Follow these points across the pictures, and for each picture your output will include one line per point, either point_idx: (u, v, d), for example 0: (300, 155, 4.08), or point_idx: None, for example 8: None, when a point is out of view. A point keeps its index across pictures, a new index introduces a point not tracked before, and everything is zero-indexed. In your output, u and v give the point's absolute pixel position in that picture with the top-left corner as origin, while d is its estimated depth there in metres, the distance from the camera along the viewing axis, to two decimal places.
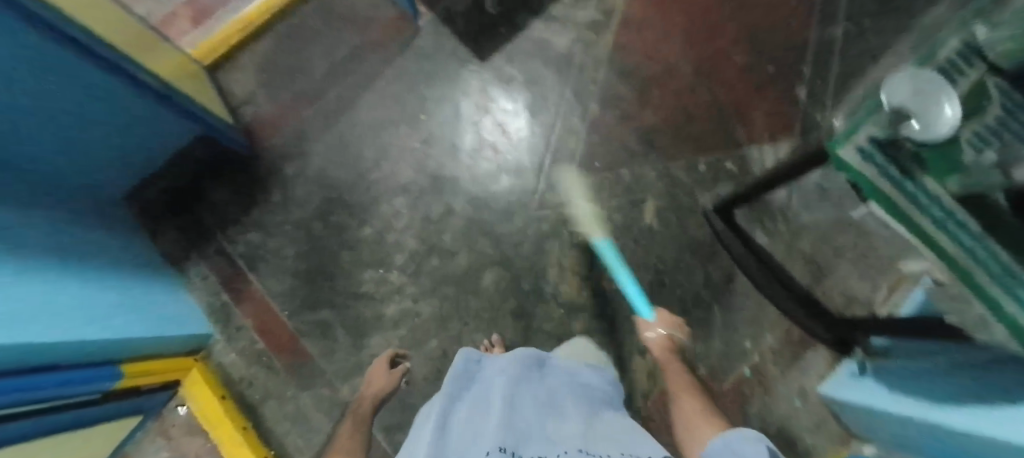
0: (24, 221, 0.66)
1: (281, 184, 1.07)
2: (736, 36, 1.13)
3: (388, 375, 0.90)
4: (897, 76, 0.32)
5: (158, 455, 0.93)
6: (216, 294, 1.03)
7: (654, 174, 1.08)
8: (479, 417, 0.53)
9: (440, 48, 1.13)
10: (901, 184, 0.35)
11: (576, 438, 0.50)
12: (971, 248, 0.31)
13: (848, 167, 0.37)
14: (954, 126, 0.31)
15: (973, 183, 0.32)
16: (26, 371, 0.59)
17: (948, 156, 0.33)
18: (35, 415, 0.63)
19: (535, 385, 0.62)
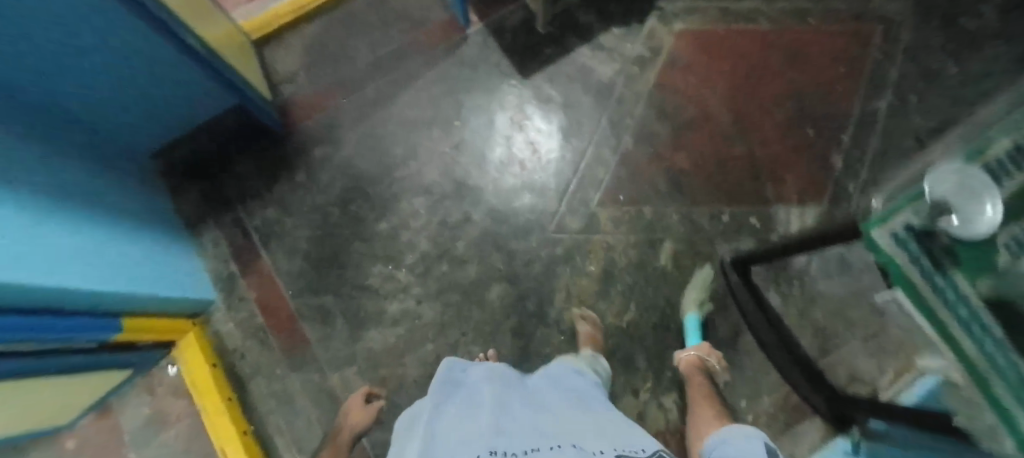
0: (37, 156, 0.66)
1: (308, 165, 1.09)
2: (780, 94, 1.12)
3: (362, 415, 0.88)
4: (943, 169, 0.31)
5: (139, 411, 0.94)
6: (226, 262, 1.04)
7: (677, 216, 1.06)
8: (466, 418, 0.52)
9: (485, 57, 1.14)
10: (930, 276, 0.34)
11: (570, 433, 0.48)
12: (990, 354, 0.29)
13: (882, 251, 0.38)
14: (994, 227, 0.29)
15: (1001, 286, 0.30)
16: (27, 312, 0.59)
17: (981, 255, 0.31)
18: (22, 356, 0.63)
19: (520, 392, 0.63)
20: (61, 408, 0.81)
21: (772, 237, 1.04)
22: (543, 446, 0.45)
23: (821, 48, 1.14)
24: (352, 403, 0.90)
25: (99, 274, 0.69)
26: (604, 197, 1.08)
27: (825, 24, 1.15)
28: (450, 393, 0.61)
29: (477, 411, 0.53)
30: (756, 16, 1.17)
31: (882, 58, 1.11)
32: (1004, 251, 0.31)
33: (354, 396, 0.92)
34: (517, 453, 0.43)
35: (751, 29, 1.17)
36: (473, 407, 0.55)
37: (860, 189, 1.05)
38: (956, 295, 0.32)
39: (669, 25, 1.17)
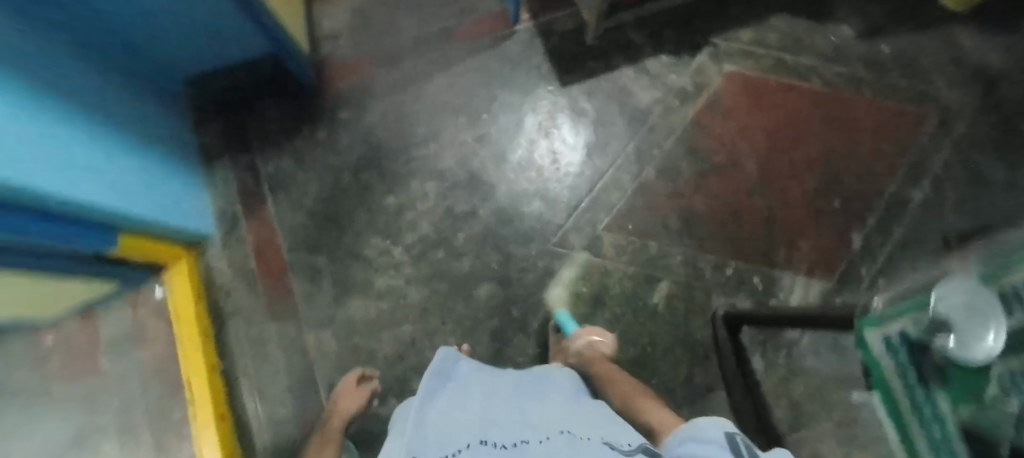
0: (70, 70, 0.68)
1: (332, 125, 1.11)
2: (815, 160, 1.09)
3: (356, 399, 0.89)
4: (957, 287, 0.29)
5: (120, 323, 0.97)
6: (233, 200, 1.06)
7: (681, 258, 1.05)
8: (454, 410, 0.52)
9: (526, 58, 1.14)
10: (903, 370, 0.37)
11: (563, 424, 0.48)
12: (932, 438, 0.31)
13: (871, 349, 0.42)
14: (990, 356, 0.26)
15: (984, 419, 0.25)
16: (30, 211, 0.60)
17: (974, 380, 0.28)
18: (21, 254, 0.66)
19: (512, 387, 0.61)
20: (47, 303, 0.85)
21: (770, 301, 1.02)
22: (535, 437, 0.45)
23: (868, 122, 1.10)
24: (346, 384, 0.91)
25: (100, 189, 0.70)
26: (612, 222, 1.07)
27: (879, 99, 1.11)
28: (442, 386, 0.60)
29: (471, 405, 0.53)
30: (811, 75, 1.13)
31: (930, 147, 1.07)
32: (999, 383, 0.26)
33: (348, 377, 0.93)
34: (506, 444, 0.44)
35: (802, 87, 1.13)
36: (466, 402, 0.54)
37: (873, 274, 1.02)
38: (933, 411, 0.31)
39: (719, 65, 1.14)
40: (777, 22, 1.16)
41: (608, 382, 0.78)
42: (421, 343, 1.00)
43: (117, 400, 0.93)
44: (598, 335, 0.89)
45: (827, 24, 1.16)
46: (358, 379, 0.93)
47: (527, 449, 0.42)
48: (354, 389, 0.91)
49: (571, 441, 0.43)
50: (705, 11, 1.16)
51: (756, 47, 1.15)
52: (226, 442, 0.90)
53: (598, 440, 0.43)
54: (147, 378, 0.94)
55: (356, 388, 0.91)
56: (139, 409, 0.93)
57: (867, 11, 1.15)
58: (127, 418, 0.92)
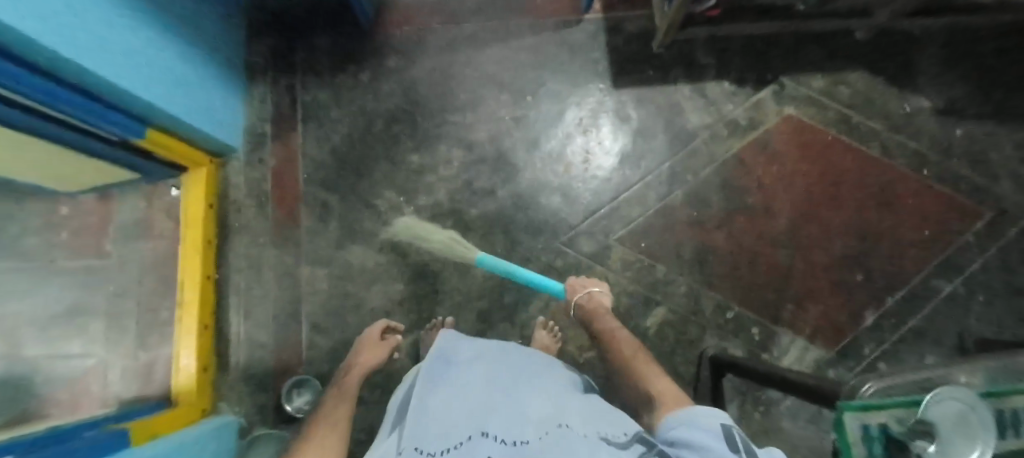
0: None
1: (377, 70, 1.09)
2: (851, 227, 1.04)
3: (378, 350, 0.88)
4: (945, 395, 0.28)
5: (131, 212, 1.01)
6: (264, 121, 1.06)
7: (685, 289, 1.02)
8: (450, 398, 0.51)
9: (586, 50, 1.11)
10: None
11: (565, 417, 0.45)
12: None
13: None
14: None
15: None
16: (59, 82, 0.59)
17: None
18: (61, 126, 0.66)
19: (507, 367, 0.61)
20: (73, 178, 0.88)
21: (761, 355, 1.00)
22: (536, 434, 0.42)
23: (917, 204, 1.05)
24: (370, 335, 0.90)
25: (133, 78, 0.68)
26: (626, 236, 1.04)
27: (936, 183, 1.05)
28: (443, 364, 0.61)
29: (467, 388, 0.53)
30: (873, 140, 1.07)
31: (973, 244, 1.02)
32: None
33: (372, 329, 0.93)
34: (507, 439, 0.41)
35: (860, 150, 1.07)
36: (464, 385, 0.54)
37: (874, 356, 0.99)
38: None
39: (780, 106, 1.09)
40: (853, 76, 1.10)
41: (610, 340, 0.77)
42: (409, 305, 1.01)
43: (113, 287, 0.98)
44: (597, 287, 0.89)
45: (906, 92, 1.09)
46: (381, 331, 0.93)
47: (528, 447, 0.40)
48: (378, 341, 0.90)
49: (572, 437, 0.40)
50: (782, 47, 1.11)
51: (824, 96, 1.09)
52: (203, 353, 0.94)
53: (594, 440, 0.40)
54: (145, 272, 0.99)
55: (379, 340, 0.90)
56: (132, 299, 0.98)
57: (951, 90, 1.09)
58: (120, 305, 0.98)
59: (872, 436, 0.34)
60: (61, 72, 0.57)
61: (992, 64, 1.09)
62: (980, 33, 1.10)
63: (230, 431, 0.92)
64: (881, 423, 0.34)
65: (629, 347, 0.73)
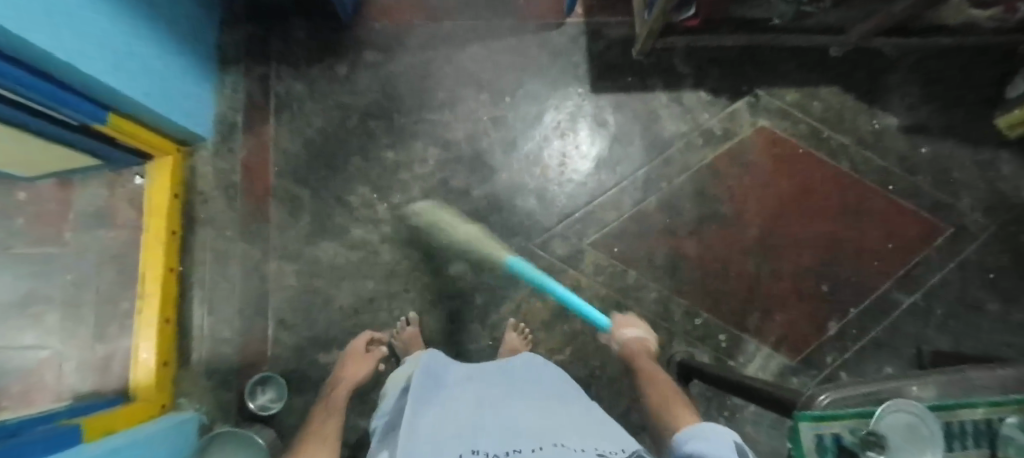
0: None
1: (354, 64, 1.08)
2: (818, 240, 1.07)
3: (363, 361, 0.88)
4: (900, 408, 0.35)
5: (91, 201, 0.98)
6: (236, 110, 1.04)
7: (655, 294, 1.03)
8: (441, 419, 0.51)
9: (566, 54, 1.11)
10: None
11: (558, 435, 0.45)
12: None
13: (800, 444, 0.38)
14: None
15: None
16: (17, 65, 0.55)
17: None
18: (24, 112, 0.64)
19: (496, 385, 0.62)
20: (36, 163, 0.85)
21: (728, 362, 1.01)
22: (530, 448, 0.42)
23: (881, 218, 1.08)
24: (355, 347, 0.90)
25: (97, 60, 0.65)
26: (600, 240, 1.05)
27: (900, 198, 1.08)
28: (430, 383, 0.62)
29: (456, 409, 0.53)
30: (842, 154, 1.10)
31: (933, 258, 1.05)
32: None
33: (357, 341, 0.93)
34: (499, 454, 0.41)
35: (830, 164, 1.10)
36: (454, 408, 0.53)
37: (836, 365, 1.01)
38: None
39: (755, 117, 1.11)
40: (825, 91, 1.13)
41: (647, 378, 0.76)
42: (379, 303, 1.00)
43: (70, 277, 0.95)
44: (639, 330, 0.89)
45: (875, 109, 1.12)
46: (365, 343, 0.93)
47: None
48: (363, 353, 0.90)
49: (567, 452, 0.40)
50: (759, 60, 1.13)
51: (797, 109, 1.12)
52: (163, 347, 0.92)
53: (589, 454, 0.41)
54: (104, 262, 0.96)
55: (364, 352, 0.90)
56: (90, 289, 0.95)
57: (918, 109, 1.12)
58: (78, 295, 0.95)
59: (827, 444, 0.37)
60: (27, 57, 0.55)
61: (956, 84, 1.13)
62: (946, 55, 1.14)
63: (189, 428, 0.89)
64: (835, 432, 0.38)
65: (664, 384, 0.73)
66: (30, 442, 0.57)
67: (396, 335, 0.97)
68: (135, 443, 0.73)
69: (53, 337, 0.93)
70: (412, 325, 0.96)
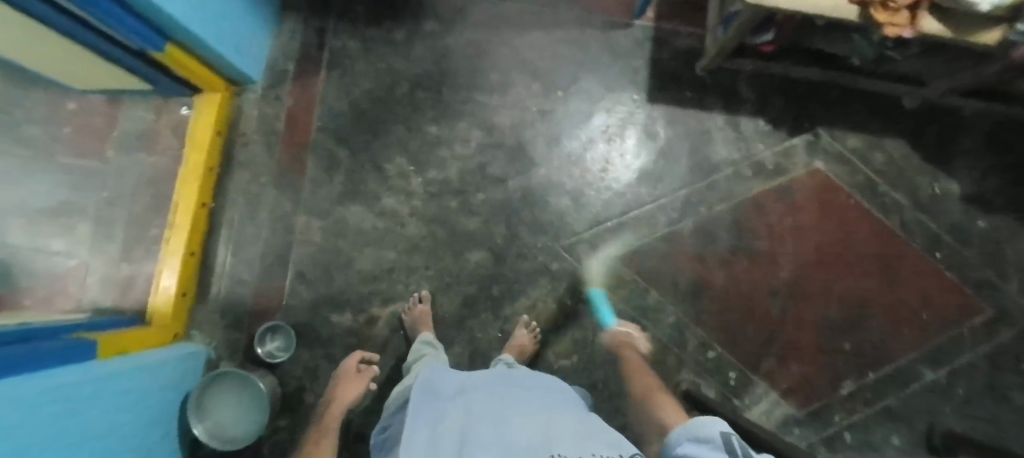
0: None
1: (412, 30, 1.06)
2: (851, 294, 1.03)
3: (356, 383, 0.87)
4: None
5: (137, 122, 0.99)
6: (288, 58, 1.03)
7: (673, 319, 1.01)
8: (438, 440, 0.51)
9: (628, 57, 1.07)
10: None
11: (555, 447, 0.46)
12: None
13: None
14: None
15: None
16: None
17: None
18: (81, 24, 0.64)
19: (498, 393, 0.62)
20: (90, 78, 0.86)
21: (733, 401, 0.99)
22: None
23: (921, 285, 1.03)
24: (347, 368, 0.88)
25: None
26: (627, 254, 1.03)
27: (945, 268, 1.04)
28: (430, 397, 0.62)
29: (452, 425, 0.53)
30: (895, 212, 1.05)
31: (967, 337, 1.01)
32: None
33: (347, 361, 0.91)
34: None
35: (879, 219, 1.05)
36: (452, 424, 0.53)
37: (841, 426, 0.99)
38: None
39: (810, 156, 1.06)
40: (890, 143, 1.07)
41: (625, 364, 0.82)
42: (397, 275, 1.00)
43: (107, 194, 0.97)
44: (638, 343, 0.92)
45: (939, 171, 1.06)
46: (357, 362, 0.91)
47: None
48: (356, 373, 0.89)
49: None
50: (827, 97, 1.08)
51: (857, 157, 1.06)
52: (185, 278, 0.93)
53: None
54: (141, 185, 0.98)
55: (357, 372, 0.89)
56: (124, 209, 0.97)
57: (984, 179, 1.06)
58: (111, 212, 0.97)
59: None
60: None
61: None
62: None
63: (197, 362, 0.92)
64: None
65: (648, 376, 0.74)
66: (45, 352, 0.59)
67: (407, 310, 0.97)
68: (141, 366, 0.75)
69: (83, 248, 0.96)
70: (424, 303, 0.96)
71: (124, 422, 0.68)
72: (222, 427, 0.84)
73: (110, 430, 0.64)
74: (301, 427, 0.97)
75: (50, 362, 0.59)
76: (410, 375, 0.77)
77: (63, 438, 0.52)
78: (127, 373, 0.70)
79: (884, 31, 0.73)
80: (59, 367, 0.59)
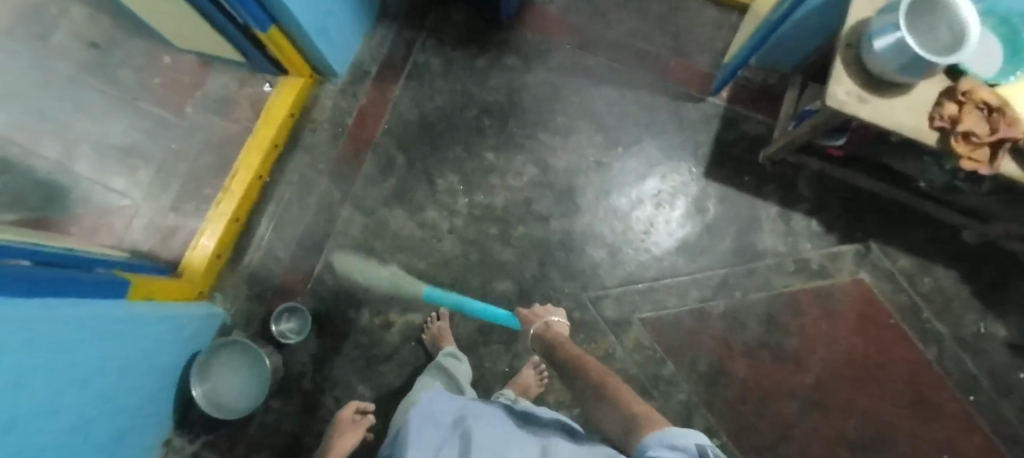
0: None
1: (493, 60, 1.10)
2: (874, 417, 0.99)
3: (352, 434, 0.86)
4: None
5: (220, 88, 1.04)
6: (373, 61, 1.09)
7: (683, 397, 0.98)
8: None
9: (693, 129, 1.09)
10: None
11: None
12: None
13: None
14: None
15: None
16: None
17: None
18: None
19: (493, 420, 0.56)
20: (191, 38, 0.91)
21: None
22: None
23: (950, 426, 0.98)
24: (343, 416, 0.87)
25: None
26: (650, 319, 1.01)
27: (978, 414, 0.98)
28: (432, 410, 0.59)
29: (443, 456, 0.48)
30: (934, 343, 1.01)
31: None
32: None
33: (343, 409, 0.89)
34: None
35: (917, 346, 1.01)
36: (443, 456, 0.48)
37: None
38: None
39: (857, 267, 1.04)
40: (942, 272, 1.04)
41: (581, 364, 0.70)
42: (422, 287, 1.01)
43: (174, 146, 1.01)
44: (554, 315, 0.91)
45: (987, 312, 1.03)
46: (352, 411, 0.89)
47: None
48: (351, 422, 0.88)
49: None
50: (884, 212, 1.06)
51: (905, 278, 1.04)
52: (223, 242, 0.96)
53: None
54: (207, 145, 1.02)
55: (352, 422, 0.87)
56: (185, 164, 1.01)
57: None
58: (173, 163, 1.01)
59: None
60: None
61: None
62: None
63: (212, 326, 0.92)
64: None
65: (600, 369, 0.67)
66: (69, 280, 0.59)
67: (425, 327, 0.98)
68: (160, 313, 0.76)
69: (137, 190, 0.99)
70: (440, 321, 0.97)
71: (121, 369, 0.67)
72: (219, 394, 0.84)
73: (104, 375, 0.62)
74: (292, 413, 0.96)
75: (74, 293, 0.59)
76: (414, 393, 0.76)
77: (56, 372, 0.51)
78: (146, 318, 0.71)
79: (961, 164, 0.70)
80: (75, 297, 0.59)
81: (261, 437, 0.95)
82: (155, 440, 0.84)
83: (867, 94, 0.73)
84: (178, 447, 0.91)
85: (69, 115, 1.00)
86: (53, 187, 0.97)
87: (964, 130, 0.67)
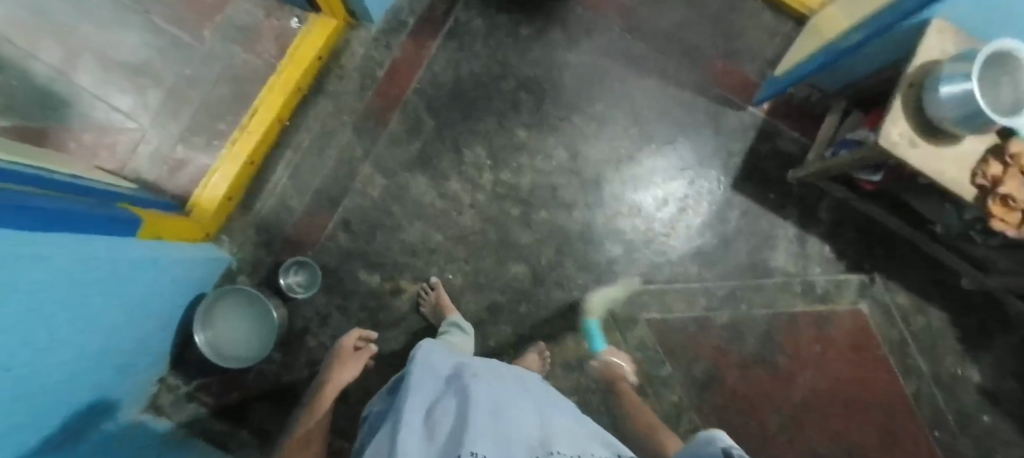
0: None
1: (537, 31, 1.05)
2: (845, 438, 1.05)
3: (352, 362, 0.84)
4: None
5: (243, 15, 0.96)
6: (412, 14, 1.03)
7: (676, 399, 1.02)
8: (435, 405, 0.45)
9: (729, 137, 1.07)
10: None
11: (553, 441, 0.41)
12: None
13: None
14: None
15: None
16: None
17: None
18: None
19: (495, 370, 0.58)
20: None
21: None
22: None
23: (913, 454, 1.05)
24: (343, 345, 0.86)
25: None
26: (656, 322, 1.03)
27: (940, 448, 1.05)
28: (432, 360, 0.54)
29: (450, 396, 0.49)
30: (914, 378, 1.06)
31: None
32: None
33: (346, 337, 0.89)
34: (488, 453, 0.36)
35: (897, 378, 1.06)
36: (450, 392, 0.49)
37: None
38: None
39: (859, 297, 1.07)
40: (934, 312, 1.08)
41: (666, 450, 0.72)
42: (436, 257, 1.00)
43: (188, 73, 0.94)
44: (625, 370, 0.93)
45: (968, 355, 1.08)
46: (355, 340, 0.89)
47: None
48: (352, 350, 0.86)
49: None
50: (890, 249, 1.08)
51: (901, 314, 1.08)
52: (236, 182, 0.91)
53: None
54: (224, 76, 0.95)
55: (353, 351, 0.86)
56: (198, 92, 0.94)
57: (1006, 379, 1.07)
58: (186, 91, 0.94)
59: None
60: None
61: None
62: None
63: (217, 268, 0.90)
64: None
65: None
66: (88, 218, 0.56)
67: (423, 299, 0.97)
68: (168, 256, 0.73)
69: (146, 115, 0.92)
70: (436, 290, 0.96)
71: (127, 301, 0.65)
72: (223, 342, 0.83)
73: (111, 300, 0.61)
74: (292, 367, 0.95)
75: (92, 229, 0.56)
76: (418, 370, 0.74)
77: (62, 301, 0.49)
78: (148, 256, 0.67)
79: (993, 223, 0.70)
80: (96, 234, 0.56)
81: (258, 386, 0.94)
82: (148, 378, 0.82)
83: (920, 138, 0.72)
84: (173, 387, 0.90)
85: (72, 18, 0.91)
86: (51, 97, 0.89)
87: (1005, 192, 0.68)
